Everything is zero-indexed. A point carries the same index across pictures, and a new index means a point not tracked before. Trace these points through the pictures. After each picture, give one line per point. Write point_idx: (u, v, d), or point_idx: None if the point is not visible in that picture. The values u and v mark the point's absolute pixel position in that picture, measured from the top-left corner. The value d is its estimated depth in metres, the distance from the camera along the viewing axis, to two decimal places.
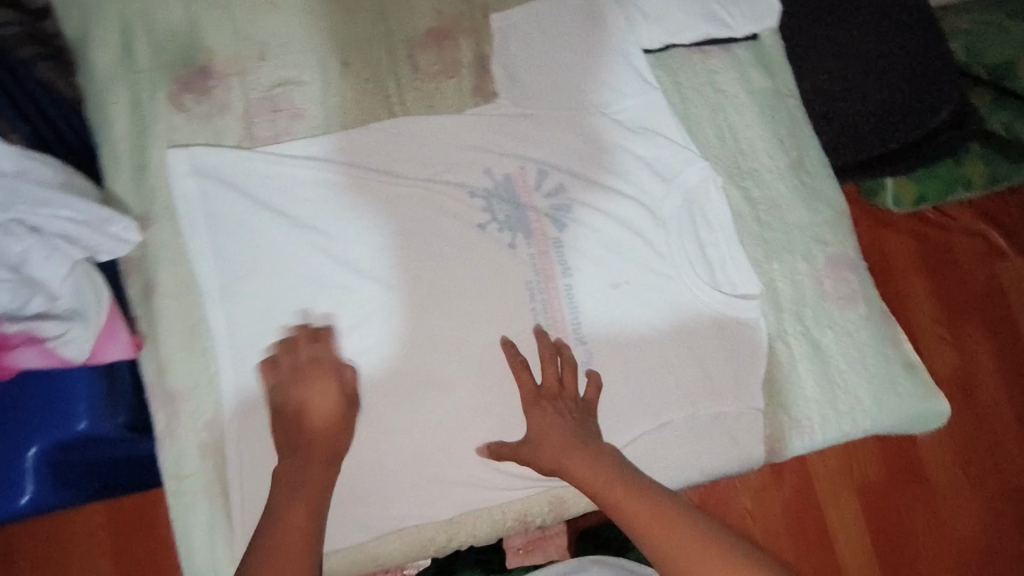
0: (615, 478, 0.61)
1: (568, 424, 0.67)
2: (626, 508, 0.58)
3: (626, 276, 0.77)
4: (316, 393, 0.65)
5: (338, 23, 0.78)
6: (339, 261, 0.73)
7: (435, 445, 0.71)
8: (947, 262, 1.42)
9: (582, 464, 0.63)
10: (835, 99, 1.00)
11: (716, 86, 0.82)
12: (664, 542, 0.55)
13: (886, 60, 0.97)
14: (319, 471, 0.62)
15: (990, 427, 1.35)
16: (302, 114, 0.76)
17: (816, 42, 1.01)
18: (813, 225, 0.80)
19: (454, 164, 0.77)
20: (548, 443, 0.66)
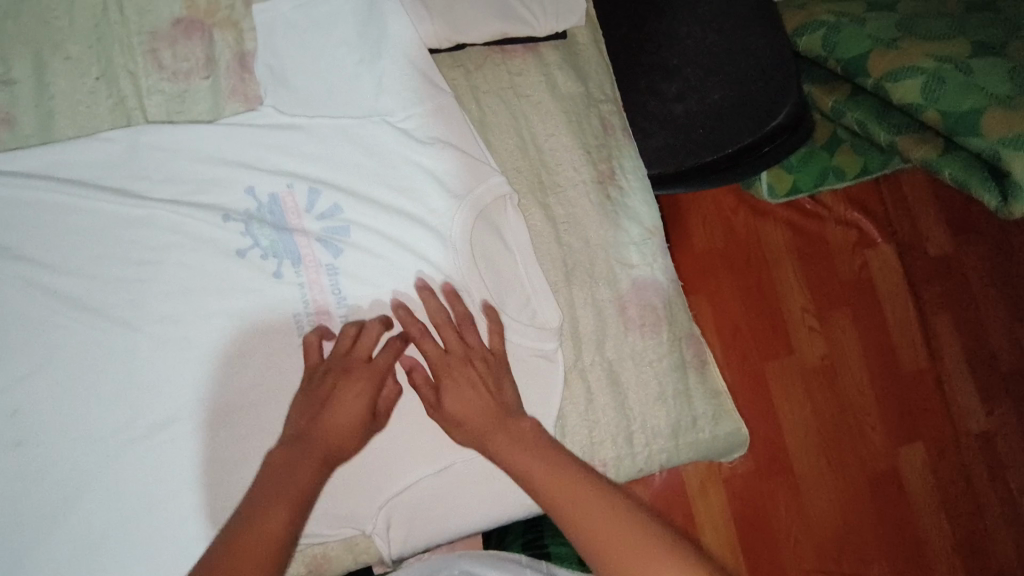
0: (532, 448, 0.60)
1: (472, 392, 0.63)
2: (538, 477, 0.58)
3: (412, 304, 0.69)
4: (351, 392, 0.62)
5: (56, 8, 0.65)
6: (49, 293, 0.62)
7: (176, 508, 0.62)
8: (820, 250, 1.41)
9: (506, 442, 0.61)
10: (670, 99, 0.95)
11: (519, 92, 0.75)
12: (570, 511, 0.54)
13: (722, 56, 0.92)
14: (308, 469, 0.58)
15: (852, 415, 1.38)
16: (12, 121, 0.63)
17: (652, 36, 0.96)
18: (620, 246, 0.74)
19: (206, 178, 0.66)
20: (472, 418, 0.63)
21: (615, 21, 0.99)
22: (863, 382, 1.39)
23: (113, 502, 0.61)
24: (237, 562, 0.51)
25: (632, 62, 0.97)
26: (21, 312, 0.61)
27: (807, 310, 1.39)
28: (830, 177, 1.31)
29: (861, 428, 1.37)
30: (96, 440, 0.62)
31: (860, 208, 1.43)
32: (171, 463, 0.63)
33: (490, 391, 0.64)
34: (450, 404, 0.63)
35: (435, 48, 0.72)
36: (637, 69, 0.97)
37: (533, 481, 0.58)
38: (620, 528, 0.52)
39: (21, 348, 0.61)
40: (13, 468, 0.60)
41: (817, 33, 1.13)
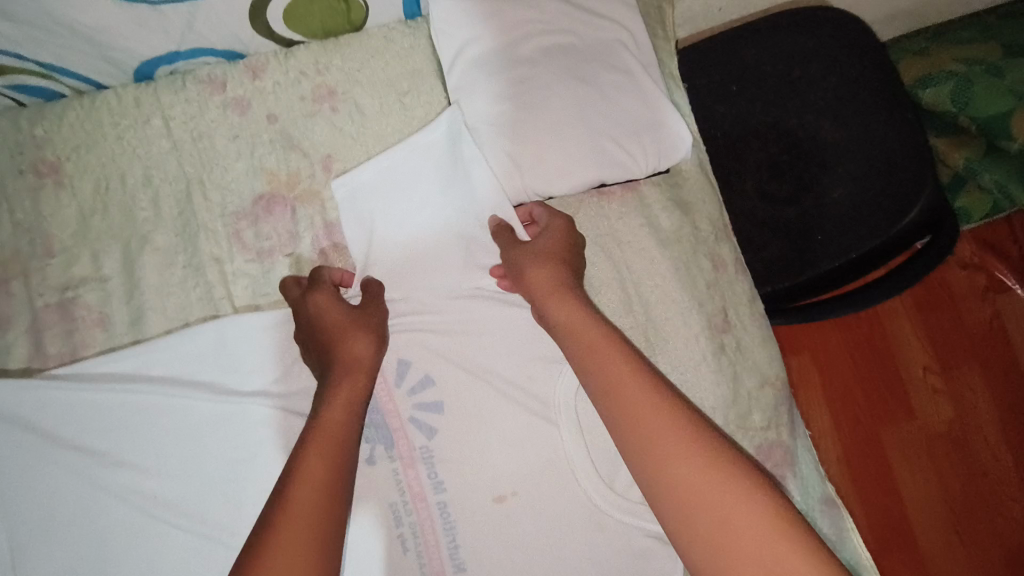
0: (604, 343, 0.52)
1: (556, 249, 0.60)
2: (608, 377, 0.50)
3: (516, 480, 0.63)
4: (330, 304, 0.59)
5: (143, 200, 0.64)
6: (145, 505, 0.60)
7: None
8: (943, 301, 1.26)
9: (578, 311, 0.55)
10: (783, 203, 0.85)
11: (619, 239, 0.68)
12: (628, 415, 0.47)
13: (840, 153, 0.84)
14: (342, 392, 0.55)
15: (988, 484, 1.22)
16: (106, 320, 0.62)
17: (760, 132, 0.86)
18: (738, 406, 0.66)
19: (294, 366, 0.63)
20: (540, 267, 0.58)
21: (712, 115, 0.89)
22: (1001, 441, 1.23)
23: None
24: (283, 518, 0.45)
25: (734, 161, 0.88)
26: (122, 529, 0.59)
27: (929, 368, 1.25)
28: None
29: (999, 497, 1.21)
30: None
31: (994, 250, 1.23)
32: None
33: (567, 256, 0.60)
34: (541, 249, 0.59)
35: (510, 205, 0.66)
36: (742, 169, 0.87)
37: (600, 376, 0.50)
38: (682, 452, 0.44)
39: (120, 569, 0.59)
40: None
41: (946, 84, 1.06)
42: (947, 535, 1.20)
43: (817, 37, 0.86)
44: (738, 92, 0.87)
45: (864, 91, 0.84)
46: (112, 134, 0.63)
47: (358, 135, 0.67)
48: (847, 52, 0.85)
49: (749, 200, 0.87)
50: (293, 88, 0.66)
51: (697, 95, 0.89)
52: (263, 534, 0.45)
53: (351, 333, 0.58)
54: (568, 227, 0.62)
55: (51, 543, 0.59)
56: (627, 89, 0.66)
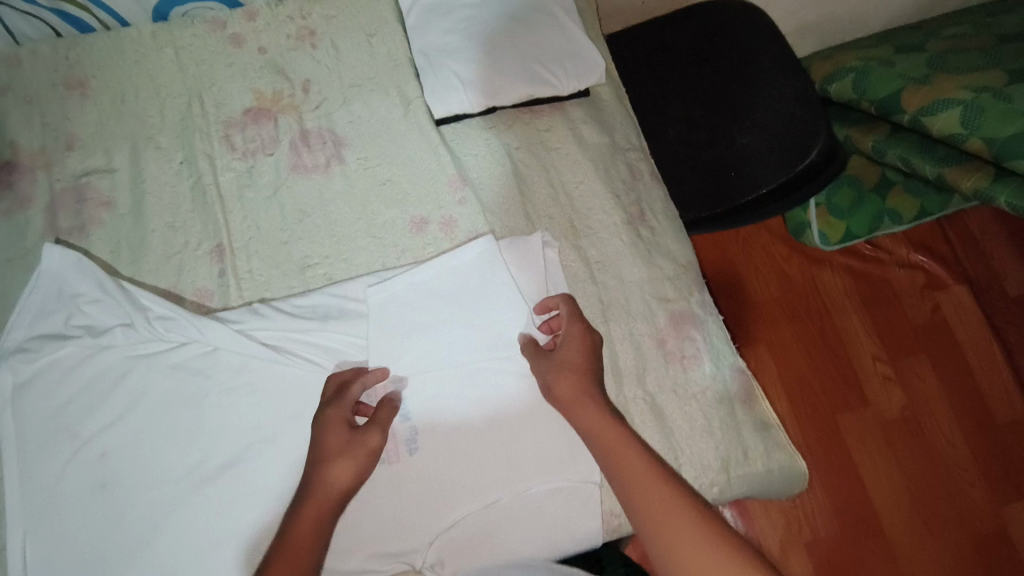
0: (618, 430, 0.59)
1: (576, 372, 0.63)
2: (619, 459, 0.57)
3: (461, 344, 0.70)
4: (333, 429, 0.61)
5: (152, 109, 0.77)
6: (144, 356, 0.68)
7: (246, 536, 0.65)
8: (886, 295, 1.35)
9: (590, 414, 0.61)
10: (703, 146, 0.99)
11: (547, 146, 0.80)
12: (635, 485, 0.55)
13: (750, 103, 0.96)
14: (315, 519, 0.58)
15: (947, 470, 1.25)
16: (112, 203, 0.74)
17: (681, 91, 1.02)
18: (654, 281, 0.75)
19: (269, 244, 0.74)
20: (572, 379, 0.63)
21: (639, 82, 1.05)
22: (951, 429, 1.28)
23: (186, 535, 0.65)
24: None
25: (659, 117, 1.03)
26: (121, 374, 0.68)
27: (879, 356, 1.31)
28: (886, 220, 1.29)
29: (957, 482, 1.24)
30: (183, 492, 0.66)
31: (925, 249, 1.37)
32: (249, 505, 0.66)
33: (593, 363, 0.64)
34: (568, 361, 0.64)
35: (438, 118, 0.78)
36: (665, 121, 1.02)
37: (608, 454, 0.58)
38: (681, 522, 0.52)
39: (119, 409, 0.67)
40: (99, 506, 0.65)
41: (846, 79, 1.21)
42: (911, 520, 1.22)
43: (727, 14, 1.01)
44: (657, 61, 1.04)
45: (762, 57, 0.97)
46: (130, 56, 0.78)
47: (333, 65, 0.81)
48: (747, 27, 0.99)
49: (673, 147, 1.01)
50: (281, 28, 0.81)
51: (625, 67, 1.06)
52: None
53: (337, 459, 0.60)
54: (589, 333, 0.65)
55: (58, 388, 0.67)
56: (552, 28, 0.81)
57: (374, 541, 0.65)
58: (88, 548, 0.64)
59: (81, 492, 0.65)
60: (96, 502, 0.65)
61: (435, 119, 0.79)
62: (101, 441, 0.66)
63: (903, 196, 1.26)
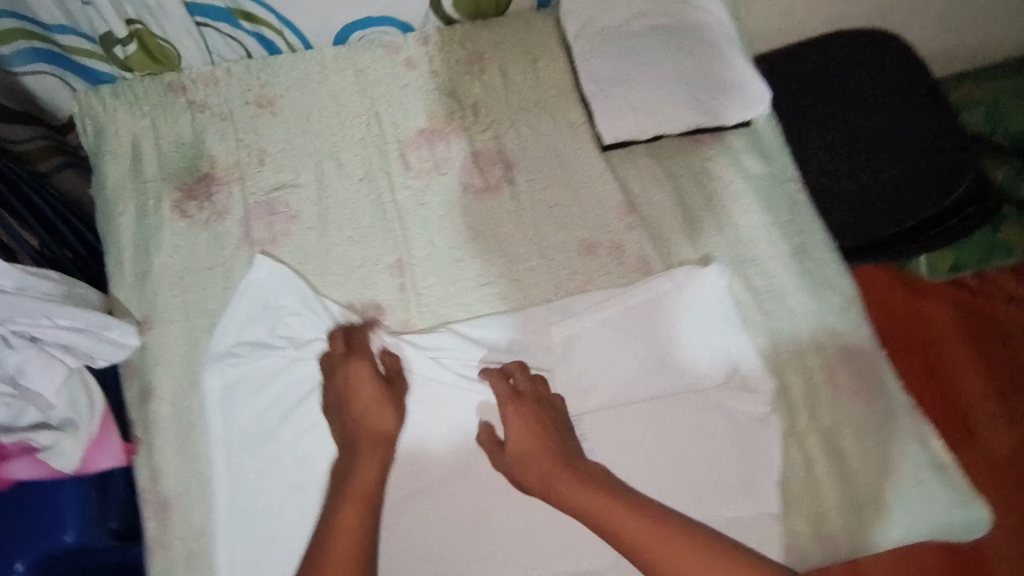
0: (607, 494, 0.64)
1: (552, 439, 0.67)
2: (628, 531, 0.62)
3: (636, 377, 0.72)
4: (365, 385, 0.68)
5: (334, 127, 0.81)
6: None
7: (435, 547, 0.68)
8: (984, 334, 1.21)
9: (577, 488, 0.64)
10: (841, 178, 0.96)
11: (711, 174, 0.80)
12: (658, 556, 0.60)
13: (890, 136, 0.96)
14: (369, 463, 0.65)
15: None
16: (299, 217, 0.78)
17: (818, 121, 0.99)
18: (825, 313, 0.75)
19: (443, 262, 0.77)
20: (531, 464, 0.66)
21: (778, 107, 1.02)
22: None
23: (380, 544, 0.68)
24: None
25: (797, 142, 0.99)
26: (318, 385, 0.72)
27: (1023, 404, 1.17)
28: (998, 254, 1.18)
29: None
30: None
31: None
32: (436, 518, 0.69)
33: (551, 434, 0.68)
34: (517, 445, 0.67)
35: (606, 145, 0.79)
36: (805, 147, 0.99)
37: (614, 532, 0.62)
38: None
39: (318, 417, 0.71)
40: (299, 509, 0.69)
41: (976, 110, 1.19)
42: None
43: (858, 50, 1.01)
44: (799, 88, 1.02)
45: (909, 92, 0.97)
46: (314, 77, 0.82)
47: (502, 87, 0.83)
48: (892, 62, 0.99)
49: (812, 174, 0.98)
50: (451, 51, 0.84)
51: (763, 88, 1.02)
52: None
53: (379, 408, 0.68)
54: (518, 412, 0.69)
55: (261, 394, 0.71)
56: (716, 58, 0.81)
57: (560, 560, 0.69)
58: (291, 550, 0.67)
59: (283, 494, 0.69)
60: (296, 505, 0.69)
61: (603, 144, 0.80)
62: (300, 446, 0.70)
63: (1017, 229, 1.17)
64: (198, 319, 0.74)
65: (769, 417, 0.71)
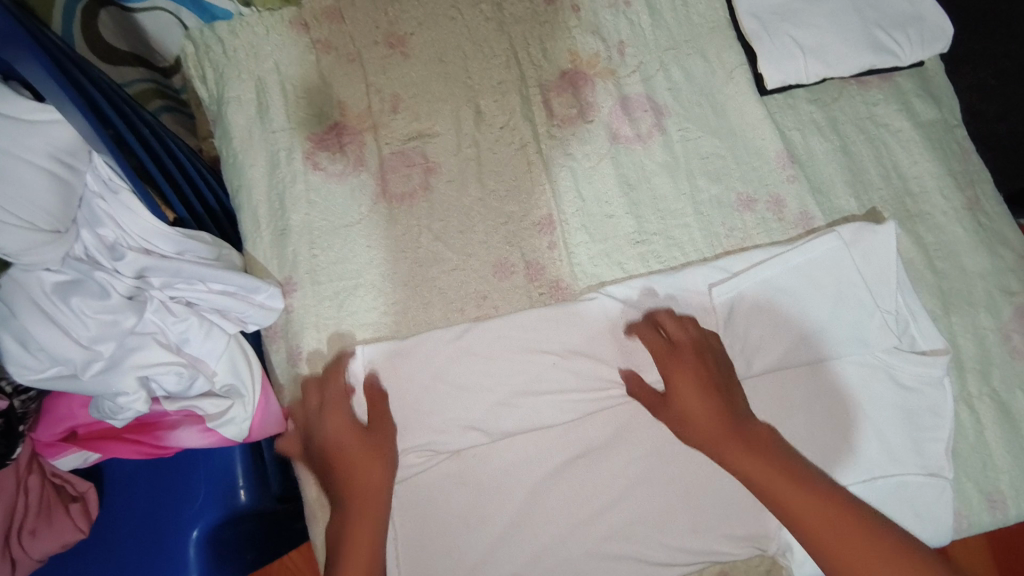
0: (783, 472, 0.61)
1: (722, 403, 0.64)
2: (798, 507, 0.60)
3: (805, 339, 0.69)
4: (344, 432, 0.65)
5: (472, 71, 0.75)
6: (482, 328, 0.69)
7: (599, 512, 0.67)
8: None
9: (751, 457, 0.62)
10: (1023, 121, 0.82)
11: (876, 120, 0.75)
12: (827, 537, 0.58)
13: None
14: (363, 521, 0.62)
15: None
16: (439, 168, 0.73)
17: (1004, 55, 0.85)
18: (1000, 273, 0.71)
19: (592, 218, 0.73)
20: (698, 415, 0.64)
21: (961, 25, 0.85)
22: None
23: (543, 508, 0.67)
24: None
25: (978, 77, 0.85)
26: (466, 344, 0.69)
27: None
28: None
29: None
30: (534, 467, 0.68)
31: None
32: (598, 480, 0.68)
33: (724, 394, 0.65)
34: (679, 390, 0.65)
35: (769, 89, 0.74)
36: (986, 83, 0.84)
37: (782, 505, 0.60)
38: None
39: (470, 383, 0.68)
40: (456, 474, 0.68)
41: None
42: None
43: None
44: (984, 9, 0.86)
45: None
46: (449, 14, 0.77)
47: (650, 27, 0.78)
48: None
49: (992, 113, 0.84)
50: None
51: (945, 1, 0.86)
52: None
53: (338, 436, 0.65)
54: (686, 357, 0.66)
55: (408, 351, 0.68)
56: None
57: (729, 524, 0.67)
58: (453, 514, 0.67)
59: (438, 461, 0.68)
60: (452, 469, 0.68)
61: (764, 88, 0.74)
62: (454, 410, 0.67)
63: None
64: (341, 278, 0.70)
65: (943, 378, 0.68)
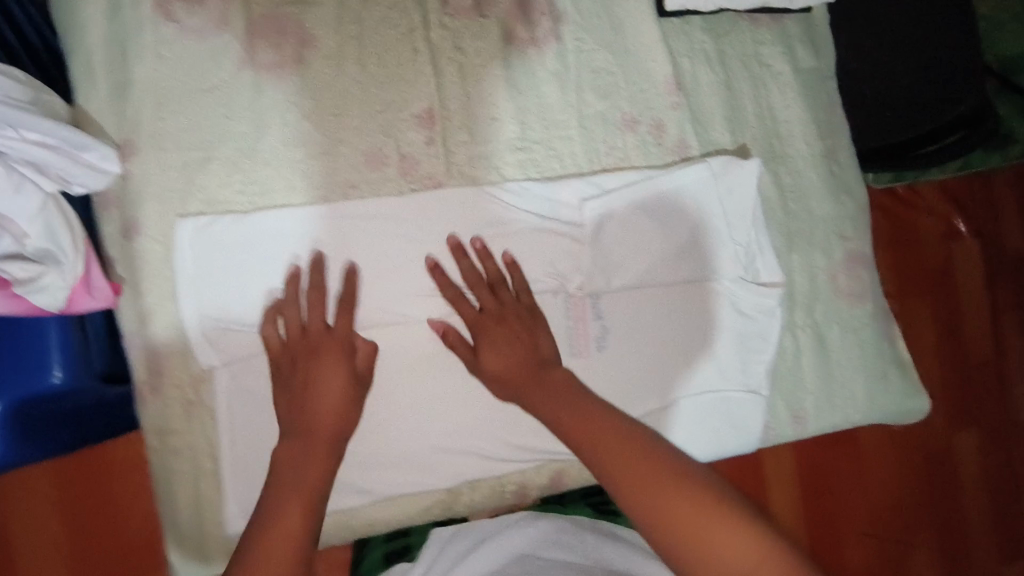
0: (570, 401, 0.60)
1: (516, 346, 0.64)
2: (578, 426, 0.58)
3: (663, 261, 0.72)
4: (333, 365, 0.61)
5: None
6: (342, 216, 0.66)
7: (450, 410, 0.68)
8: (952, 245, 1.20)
9: (548, 396, 0.62)
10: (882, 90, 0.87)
11: (761, 60, 0.78)
12: (599, 449, 0.55)
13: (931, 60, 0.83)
14: (319, 463, 0.58)
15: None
16: (314, 40, 0.67)
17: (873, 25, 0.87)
18: (839, 219, 0.78)
19: (472, 117, 0.70)
20: (497, 368, 0.64)
21: None
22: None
23: (392, 404, 0.67)
24: (262, 550, 0.51)
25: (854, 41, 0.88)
26: (331, 234, 0.66)
27: (954, 311, 1.18)
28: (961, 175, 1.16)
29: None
30: (386, 363, 0.67)
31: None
32: (451, 381, 0.68)
33: (530, 338, 0.65)
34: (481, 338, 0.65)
35: (667, 10, 0.73)
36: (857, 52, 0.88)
37: (565, 429, 0.59)
38: (652, 467, 0.53)
39: (329, 272, 0.66)
40: None
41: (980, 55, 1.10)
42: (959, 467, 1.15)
43: None
44: None
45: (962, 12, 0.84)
46: None
47: None
48: None
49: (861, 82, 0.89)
50: None
51: None
52: (249, 548, 0.51)
53: (326, 368, 0.61)
54: (488, 305, 0.66)
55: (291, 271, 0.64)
56: None
57: None
58: None
59: None
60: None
61: (663, 10, 0.74)
62: (309, 296, 0.65)
63: None
64: (192, 148, 0.64)
65: (775, 309, 0.75)
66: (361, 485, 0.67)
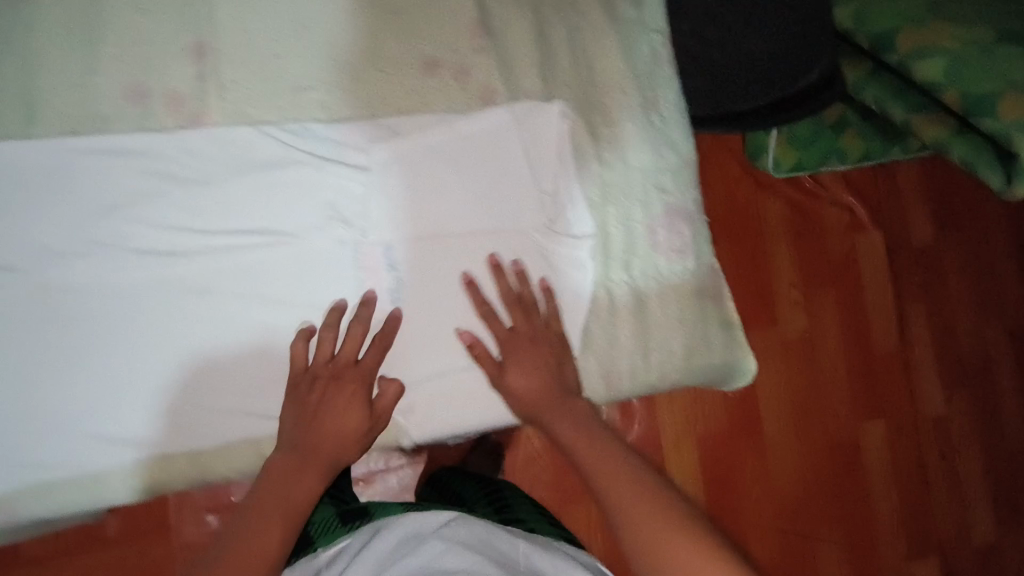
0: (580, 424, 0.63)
1: (551, 374, 0.66)
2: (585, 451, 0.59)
3: (460, 209, 0.68)
4: (340, 394, 0.64)
5: None
6: (91, 149, 0.61)
7: (214, 361, 0.63)
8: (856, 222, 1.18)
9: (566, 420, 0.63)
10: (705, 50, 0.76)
11: (575, 7, 0.75)
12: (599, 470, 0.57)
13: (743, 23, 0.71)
14: (307, 485, 0.60)
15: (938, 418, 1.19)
16: None
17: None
18: (658, 172, 0.76)
19: (249, 52, 0.65)
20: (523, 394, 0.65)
21: None
22: (952, 418, 1.20)
23: (148, 353, 0.62)
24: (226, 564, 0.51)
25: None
26: (80, 170, 0.61)
27: (852, 293, 1.16)
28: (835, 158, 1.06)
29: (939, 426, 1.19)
30: (141, 309, 0.62)
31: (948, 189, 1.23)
32: (218, 330, 0.63)
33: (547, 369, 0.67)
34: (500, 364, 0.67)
35: None
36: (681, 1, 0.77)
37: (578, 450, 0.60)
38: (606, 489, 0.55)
39: (77, 210, 0.61)
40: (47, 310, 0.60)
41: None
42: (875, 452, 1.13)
43: None
44: None
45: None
46: None
47: None
48: None
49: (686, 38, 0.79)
50: None
51: None
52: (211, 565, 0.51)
53: (353, 400, 0.64)
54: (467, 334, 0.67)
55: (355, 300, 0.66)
56: None
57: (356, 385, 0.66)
58: (38, 353, 0.60)
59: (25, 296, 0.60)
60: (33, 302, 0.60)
61: None
62: (51, 234, 0.60)
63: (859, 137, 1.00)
64: None
65: (582, 260, 0.72)
66: (112, 441, 0.61)
